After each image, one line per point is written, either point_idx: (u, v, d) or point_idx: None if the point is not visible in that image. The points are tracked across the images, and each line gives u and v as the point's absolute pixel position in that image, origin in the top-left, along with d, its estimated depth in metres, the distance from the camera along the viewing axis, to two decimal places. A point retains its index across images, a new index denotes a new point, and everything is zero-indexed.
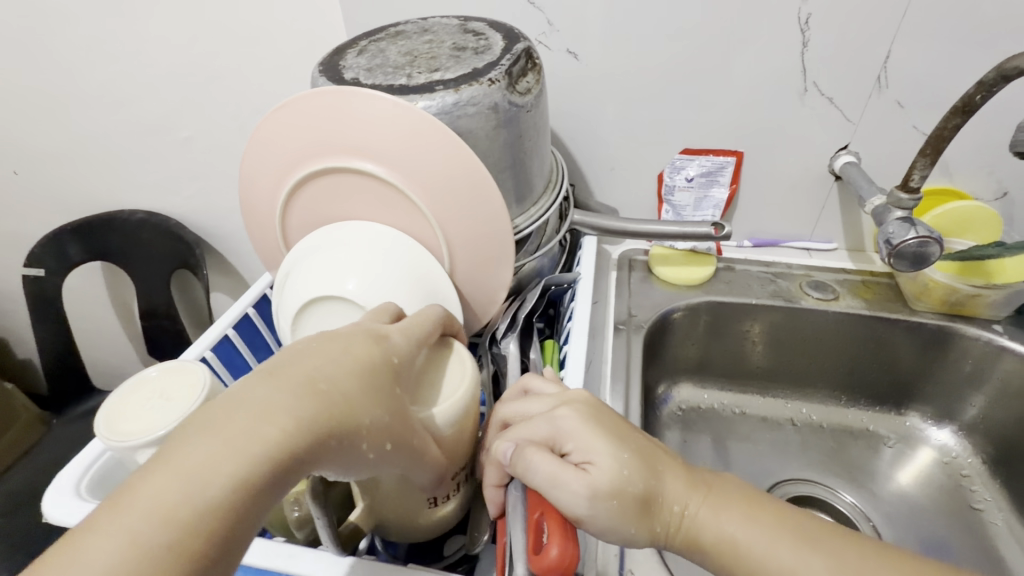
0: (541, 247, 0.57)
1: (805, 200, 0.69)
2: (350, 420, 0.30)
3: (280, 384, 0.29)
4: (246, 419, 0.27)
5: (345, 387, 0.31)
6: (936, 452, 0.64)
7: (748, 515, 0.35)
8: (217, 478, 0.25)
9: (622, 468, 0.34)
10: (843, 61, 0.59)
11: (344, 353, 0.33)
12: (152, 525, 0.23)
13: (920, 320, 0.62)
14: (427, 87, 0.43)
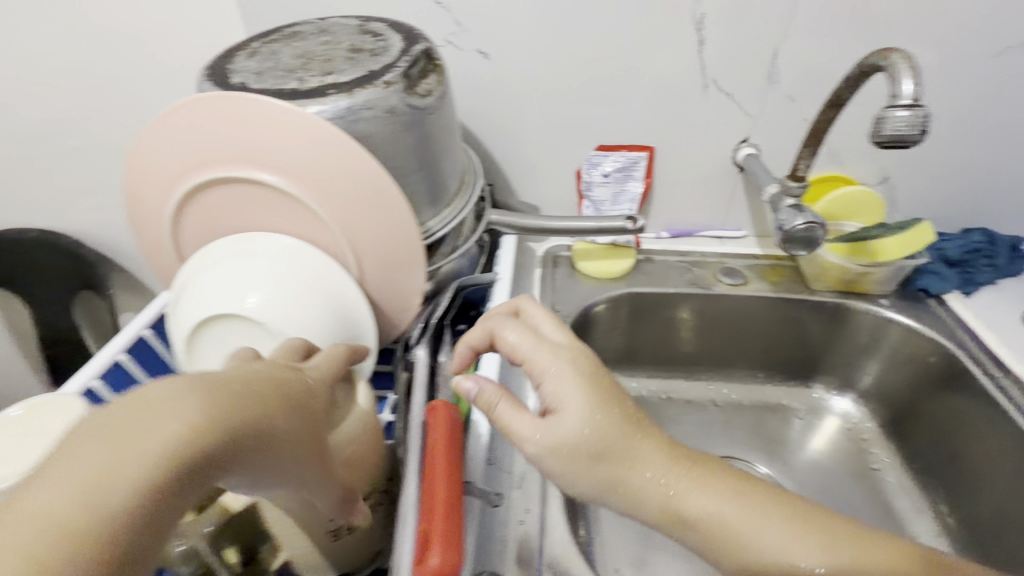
0: (459, 248, 0.57)
1: (714, 190, 0.73)
2: (268, 431, 0.29)
3: (196, 386, 0.27)
4: (163, 414, 0.24)
5: (259, 390, 0.29)
6: (840, 420, 0.69)
7: (736, 493, 0.35)
8: (138, 469, 0.22)
9: (588, 426, 0.35)
10: (736, 59, 0.62)
11: (255, 371, 0.31)
12: (35, 528, 0.20)
13: (820, 299, 0.67)
14: (319, 92, 0.42)
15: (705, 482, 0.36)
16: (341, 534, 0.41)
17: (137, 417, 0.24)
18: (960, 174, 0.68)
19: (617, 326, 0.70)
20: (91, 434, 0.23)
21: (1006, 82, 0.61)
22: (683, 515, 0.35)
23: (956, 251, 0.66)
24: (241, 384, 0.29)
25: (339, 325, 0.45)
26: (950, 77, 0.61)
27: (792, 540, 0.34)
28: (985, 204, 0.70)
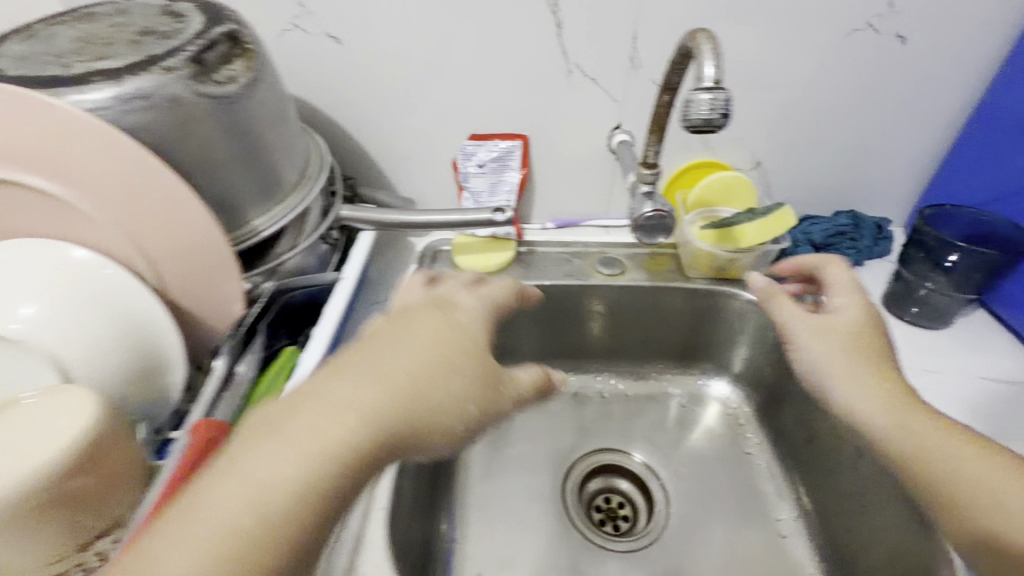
0: (298, 248, 0.53)
1: (594, 179, 0.72)
2: (439, 413, 0.31)
3: (351, 372, 0.30)
4: (319, 400, 0.29)
5: (427, 356, 0.32)
6: (719, 405, 0.70)
7: (923, 431, 0.41)
8: (330, 448, 0.27)
9: (863, 320, 0.49)
10: (597, 42, 0.60)
11: (445, 339, 0.34)
12: (210, 538, 0.24)
13: (693, 286, 0.66)
14: (83, 79, 0.38)
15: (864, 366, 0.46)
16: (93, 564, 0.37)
17: (308, 399, 0.29)
18: (828, 157, 0.69)
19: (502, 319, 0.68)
20: (335, 388, 0.29)
21: (859, 64, 0.61)
22: (855, 414, 0.44)
23: (820, 234, 0.67)
24: (376, 356, 0.31)
25: (127, 330, 0.42)
26: (806, 60, 0.61)
27: (965, 462, 0.38)
28: (854, 187, 0.72)
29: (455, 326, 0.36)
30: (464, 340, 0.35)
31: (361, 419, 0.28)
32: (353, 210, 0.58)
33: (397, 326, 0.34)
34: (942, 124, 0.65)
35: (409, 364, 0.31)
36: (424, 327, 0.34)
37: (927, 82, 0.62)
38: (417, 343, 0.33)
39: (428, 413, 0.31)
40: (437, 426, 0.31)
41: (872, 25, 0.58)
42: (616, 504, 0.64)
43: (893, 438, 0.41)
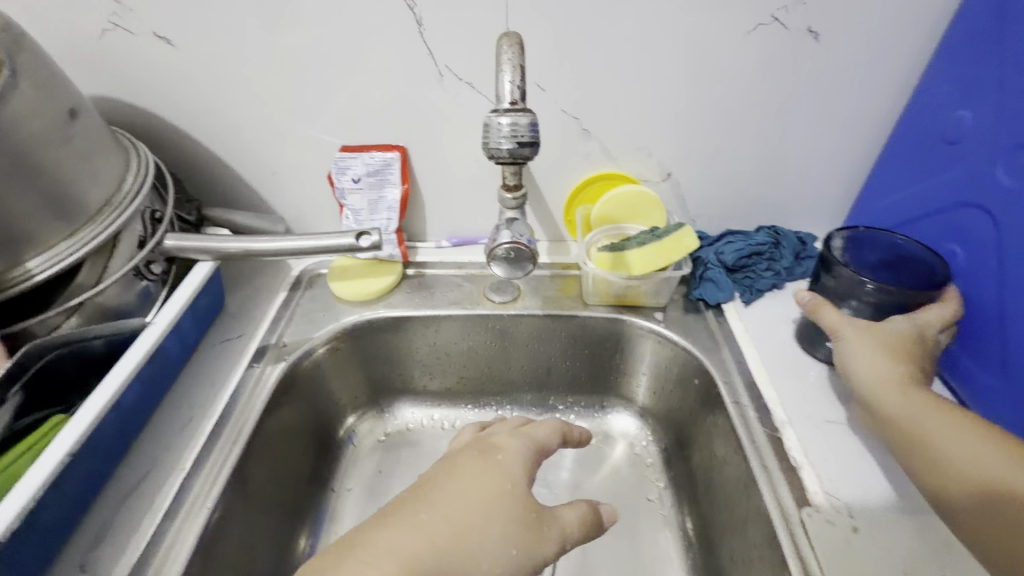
0: (98, 287, 0.45)
1: (488, 193, 0.64)
2: (474, 555, 0.29)
3: (395, 523, 0.29)
4: (387, 543, 0.28)
5: (479, 494, 0.32)
6: (627, 442, 0.63)
7: (960, 431, 0.38)
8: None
9: (914, 345, 0.44)
10: (465, 41, 0.52)
11: (494, 488, 0.32)
12: None
13: (591, 315, 0.59)
14: None
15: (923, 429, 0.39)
16: None
17: (373, 545, 0.28)
18: (745, 167, 0.62)
19: (357, 358, 0.61)
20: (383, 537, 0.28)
21: (767, 62, 0.54)
22: (874, 390, 0.42)
23: (732, 255, 0.59)
24: (431, 505, 0.30)
25: None
26: (708, 59, 0.54)
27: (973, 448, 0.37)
28: (777, 198, 0.64)
29: (479, 452, 0.35)
30: (509, 484, 0.33)
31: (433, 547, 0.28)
32: (182, 239, 0.51)
33: (457, 461, 0.34)
34: (869, 129, 0.58)
35: (454, 513, 0.30)
36: (482, 467, 0.33)
37: (847, 82, 0.55)
38: (466, 474, 0.33)
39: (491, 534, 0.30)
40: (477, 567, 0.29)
41: (777, 19, 0.51)
42: None
43: (874, 390, 0.42)
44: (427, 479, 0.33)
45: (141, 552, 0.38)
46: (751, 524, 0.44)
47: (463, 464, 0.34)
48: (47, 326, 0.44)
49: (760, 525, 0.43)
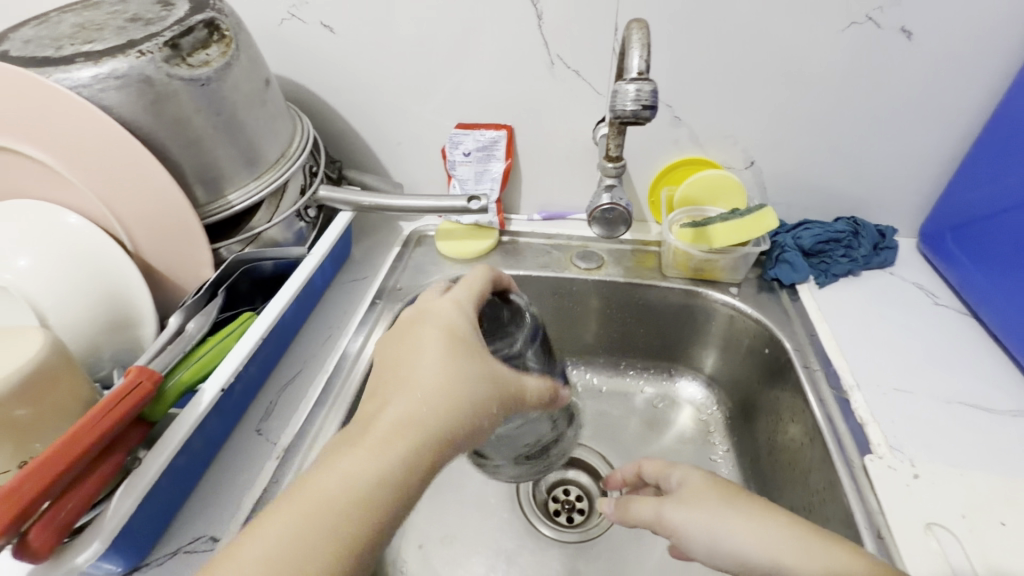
0: (271, 223, 0.56)
1: (579, 172, 0.71)
2: (479, 409, 0.35)
3: (378, 416, 0.34)
4: (333, 482, 0.31)
5: (457, 412, 0.34)
6: (693, 409, 0.68)
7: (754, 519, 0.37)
8: (296, 545, 0.28)
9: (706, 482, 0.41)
10: (577, 33, 0.60)
11: (479, 395, 0.35)
12: (336, 532, 0.29)
13: (669, 285, 0.65)
14: (67, 60, 0.42)
15: (710, 495, 0.39)
16: None
17: (313, 493, 0.30)
18: (828, 159, 0.65)
19: None
20: (337, 462, 0.31)
21: (859, 59, 0.58)
22: (674, 522, 0.39)
23: (810, 240, 0.63)
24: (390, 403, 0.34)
25: (91, 287, 0.44)
26: (800, 57, 0.59)
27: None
28: (858, 191, 0.67)
29: (446, 343, 0.37)
30: (492, 405, 0.36)
31: (372, 521, 0.31)
32: (330, 191, 0.61)
33: (427, 341, 0.37)
34: (956, 126, 0.60)
35: (421, 383, 0.35)
36: (473, 367, 0.36)
37: (939, 80, 0.58)
38: (431, 353, 0.36)
39: (434, 438, 0.33)
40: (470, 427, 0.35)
41: (872, 18, 0.55)
42: (574, 497, 0.63)
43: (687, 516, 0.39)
44: (382, 360, 0.38)
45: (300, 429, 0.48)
46: (813, 474, 0.48)
47: (430, 344, 0.37)
48: (230, 252, 0.54)
49: (822, 472, 0.47)
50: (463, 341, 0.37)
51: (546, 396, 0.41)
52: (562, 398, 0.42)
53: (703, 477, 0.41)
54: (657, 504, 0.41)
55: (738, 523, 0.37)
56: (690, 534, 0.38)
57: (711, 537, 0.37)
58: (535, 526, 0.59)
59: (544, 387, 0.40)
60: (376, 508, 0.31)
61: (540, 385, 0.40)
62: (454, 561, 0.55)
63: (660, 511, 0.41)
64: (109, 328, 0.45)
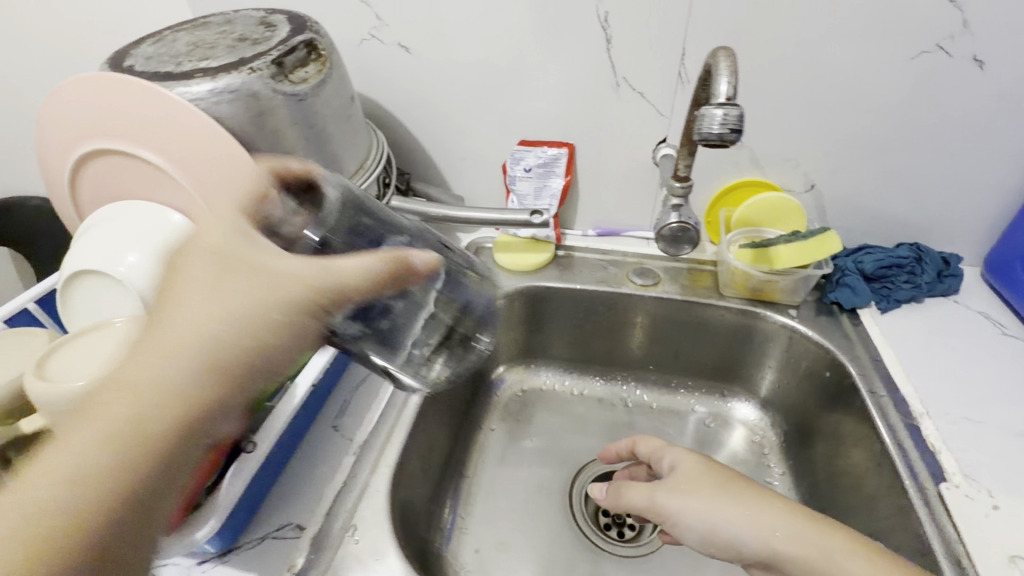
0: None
1: (636, 191, 0.73)
2: (268, 305, 0.32)
3: (152, 333, 0.30)
4: (119, 394, 0.28)
5: (267, 314, 0.32)
6: (746, 430, 0.67)
7: (766, 510, 0.40)
8: (79, 470, 0.27)
9: (700, 468, 0.44)
10: (644, 58, 0.62)
11: (266, 301, 0.31)
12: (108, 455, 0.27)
13: (726, 304, 0.65)
14: (187, 75, 0.46)
15: (707, 482, 0.42)
16: None
17: (101, 415, 0.28)
18: (891, 184, 0.65)
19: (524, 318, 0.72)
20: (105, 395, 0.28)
21: (927, 88, 0.58)
22: (675, 510, 0.42)
23: (873, 265, 0.63)
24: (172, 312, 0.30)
25: None
26: (866, 84, 0.59)
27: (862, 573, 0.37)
28: (922, 218, 0.67)
29: (212, 255, 0.31)
30: (277, 312, 0.32)
31: (154, 431, 0.28)
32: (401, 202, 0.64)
33: (192, 258, 0.32)
34: None
35: (191, 303, 0.30)
36: (238, 288, 0.31)
37: (1010, 108, 0.58)
38: (196, 274, 0.31)
39: (228, 355, 0.31)
40: (263, 330, 0.32)
41: (942, 47, 0.56)
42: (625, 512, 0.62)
43: (690, 507, 0.42)
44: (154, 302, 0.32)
45: (375, 425, 0.50)
46: (880, 500, 0.48)
47: (190, 272, 0.31)
48: None
49: (891, 496, 0.46)
50: (230, 257, 0.32)
51: (386, 276, 0.35)
52: (420, 267, 0.36)
53: (699, 461, 0.44)
54: (653, 488, 0.44)
55: (733, 510, 0.40)
56: (684, 517, 0.42)
57: (711, 525, 0.41)
58: (588, 536, 0.59)
59: (375, 266, 0.34)
60: (154, 429, 0.28)
61: (360, 265, 0.34)
62: (512, 567, 0.56)
63: (653, 496, 0.44)
64: None
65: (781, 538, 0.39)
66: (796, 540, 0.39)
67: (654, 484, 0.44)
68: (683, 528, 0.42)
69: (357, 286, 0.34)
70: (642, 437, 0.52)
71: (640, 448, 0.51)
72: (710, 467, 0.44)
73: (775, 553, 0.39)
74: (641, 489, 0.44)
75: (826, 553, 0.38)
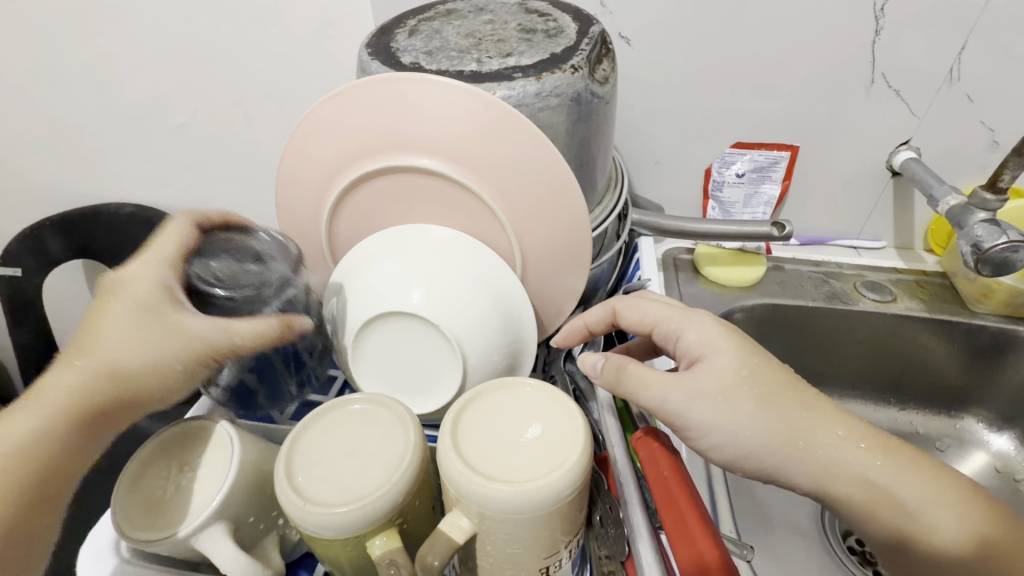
0: (598, 265, 0.50)
1: (857, 197, 0.67)
2: (210, 334, 0.38)
3: (95, 357, 0.38)
4: (63, 384, 0.37)
5: (171, 360, 0.38)
6: (991, 456, 0.62)
7: (815, 419, 0.35)
8: (38, 459, 0.36)
9: (741, 367, 0.35)
10: (914, 51, 0.56)
11: (166, 355, 0.38)
12: (34, 471, 0.36)
13: (981, 323, 0.61)
14: (504, 75, 0.38)
15: (746, 398, 0.34)
16: (553, 569, 0.30)
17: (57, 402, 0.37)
18: None
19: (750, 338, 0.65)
20: (54, 373, 0.38)
21: None
22: (712, 424, 0.34)
23: None
24: (129, 344, 0.38)
25: (504, 326, 0.40)
26: None
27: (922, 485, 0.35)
28: None
29: (141, 309, 0.38)
30: (180, 363, 0.38)
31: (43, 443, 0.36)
32: (639, 215, 0.61)
33: (161, 316, 0.38)
34: None
35: (154, 344, 0.38)
36: (104, 340, 0.38)
37: None
38: (124, 318, 0.38)
39: (89, 400, 0.37)
40: (152, 376, 0.38)
41: None
42: None
43: (730, 432, 0.34)
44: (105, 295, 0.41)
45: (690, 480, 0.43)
46: None
47: (115, 313, 0.39)
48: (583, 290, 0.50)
49: None
50: (156, 305, 0.38)
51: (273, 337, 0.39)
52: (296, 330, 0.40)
53: (737, 365, 0.35)
54: (678, 392, 0.34)
55: (786, 429, 0.34)
56: (714, 431, 0.35)
57: (747, 453, 0.35)
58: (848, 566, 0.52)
59: (264, 328, 0.39)
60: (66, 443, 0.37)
61: (255, 328, 0.38)
62: None
63: (664, 399, 0.35)
64: (507, 370, 0.42)
65: (810, 448, 0.35)
66: (817, 452, 0.35)
67: (681, 382, 0.35)
68: (695, 439, 0.36)
69: (243, 344, 0.38)
70: (631, 309, 0.40)
71: (646, 320, 0.39)
72: (751, 374, 0.35)
73: (814, 480, 0.35)
74: (677, 400, 0.35)
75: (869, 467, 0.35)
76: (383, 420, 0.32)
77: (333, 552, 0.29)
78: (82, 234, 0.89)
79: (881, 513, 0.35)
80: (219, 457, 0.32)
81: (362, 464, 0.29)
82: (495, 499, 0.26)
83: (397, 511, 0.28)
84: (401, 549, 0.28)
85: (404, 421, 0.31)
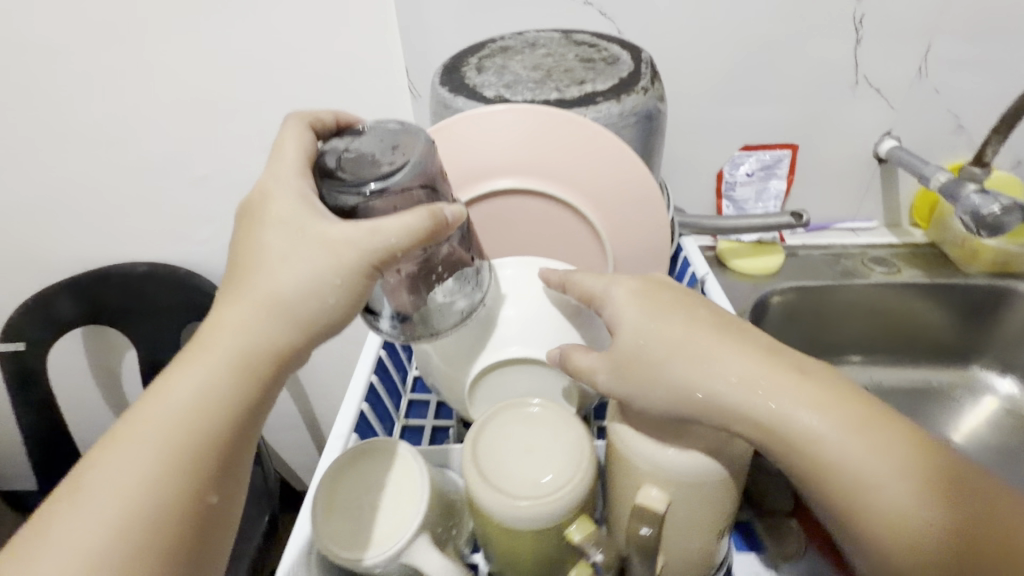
0: None
1: (852, 184, 0.75)
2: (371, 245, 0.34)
3: (251, 296, 0.35)
4: (231, 331, 0.34)
5: (330, 290, 0.35)
6: (1002, 400, 0.70)
7: (842, 409, 0.30)
8: (201, 422, 0.33)
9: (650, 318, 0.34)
10: (890, 54, 0.64)
11: (319, 276, 0.35)
12: (204, 421, 0.33)
13: (976, 282, 0.69)
14: (588, 100, 0.42)
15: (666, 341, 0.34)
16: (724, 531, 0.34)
17: (213, 351, 0.34)
18: None
19: (783, 318, 0.71)
20: (222, 315, 0.35)
21: None
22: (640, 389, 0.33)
23: None
24: (292, 269, 0.35)
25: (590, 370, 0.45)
26: None
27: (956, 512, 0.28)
28: None
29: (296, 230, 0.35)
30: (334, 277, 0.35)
31: (219, 403, 0.33)
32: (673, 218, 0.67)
33: (320, 238, 0.34)
34: None
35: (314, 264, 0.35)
36: (273, 278, 0.35)
37: None
38: (279, 240, 0.35)
39: (264, 352, 0.34)
40: (309, 312, 0.35)
41: None
42: None
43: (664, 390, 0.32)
44: (237, 250, 0.37)
45: None
46: None
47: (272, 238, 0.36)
48: None
49: None
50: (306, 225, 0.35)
51: (423, 235, 0.34)
52: (450, 220, 0.35)
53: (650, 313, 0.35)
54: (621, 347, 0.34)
55: (807, 412, 0.30)
56: (636, 386, 0.33)
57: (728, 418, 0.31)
58: None
59: (416, 223, 0.34)
60: (228, 405, 0.33)
61: (405, 223, 0.34)
62: None
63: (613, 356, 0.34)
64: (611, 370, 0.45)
65: (768, 414, 0.30)
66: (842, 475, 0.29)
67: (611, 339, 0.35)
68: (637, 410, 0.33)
69: (398, 243, 0.34)
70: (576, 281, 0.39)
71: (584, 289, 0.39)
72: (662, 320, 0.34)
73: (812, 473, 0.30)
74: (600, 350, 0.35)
75: (883, 475, 0.29)
76: (542, 419, 0.35)
77: (533, 542, 0.32)
78: (92, 298, 0.86)
79: (895, 533, 0.28)
80: (404, 473, 0.34)
81: (543, 458, 0.33)
82: (689, 464, 0.31)
83: (585, 498, 0.32)
84: (595, 531, 0.31)
85: (569, 418, 0.35)
